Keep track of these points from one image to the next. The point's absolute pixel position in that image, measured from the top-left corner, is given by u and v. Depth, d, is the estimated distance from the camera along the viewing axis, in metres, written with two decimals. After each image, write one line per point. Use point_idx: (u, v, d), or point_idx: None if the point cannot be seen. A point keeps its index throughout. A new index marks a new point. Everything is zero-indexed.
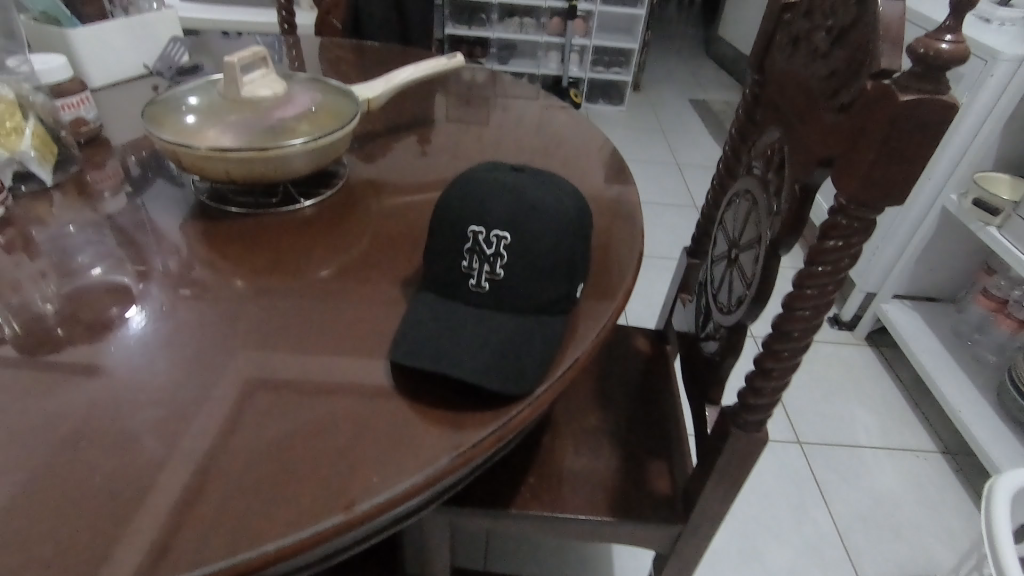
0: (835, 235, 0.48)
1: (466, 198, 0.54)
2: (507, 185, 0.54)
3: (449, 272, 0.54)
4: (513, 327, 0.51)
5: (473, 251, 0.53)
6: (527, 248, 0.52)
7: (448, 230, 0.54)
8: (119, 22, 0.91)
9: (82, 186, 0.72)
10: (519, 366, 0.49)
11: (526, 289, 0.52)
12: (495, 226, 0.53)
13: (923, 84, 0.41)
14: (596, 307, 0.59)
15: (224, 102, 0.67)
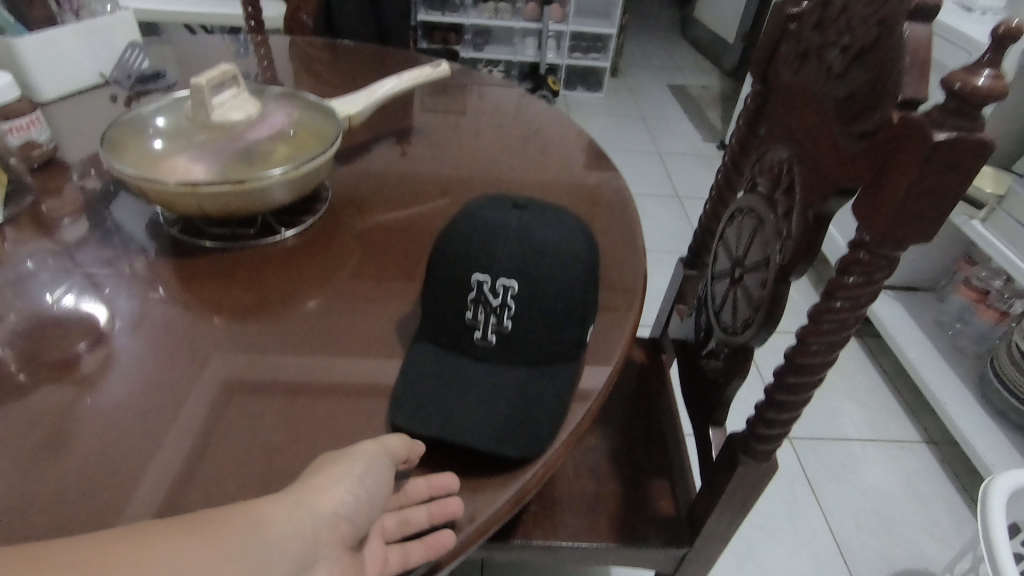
0: (855, 271, 0.46)
1: (468, 240, 0.51)
2: (513, 226, 0.51)
3: (452, 324, 0.50)
4: (523, 381, 0.49)
5: (479, 301, 0.49)
6: (536, 295, 0.49)
7: (449, 276, 0.51)
8: (71, 28, 0.83)
9: (38, 217, 0.66)
10: (532, 423, 0.47)
11: (537, 341, 0.49)
12: (501, 274, 0.49)
13: (959, 121, 0.38)
14: (603, 348, 0.56)
15: (194, 125, 0.62)
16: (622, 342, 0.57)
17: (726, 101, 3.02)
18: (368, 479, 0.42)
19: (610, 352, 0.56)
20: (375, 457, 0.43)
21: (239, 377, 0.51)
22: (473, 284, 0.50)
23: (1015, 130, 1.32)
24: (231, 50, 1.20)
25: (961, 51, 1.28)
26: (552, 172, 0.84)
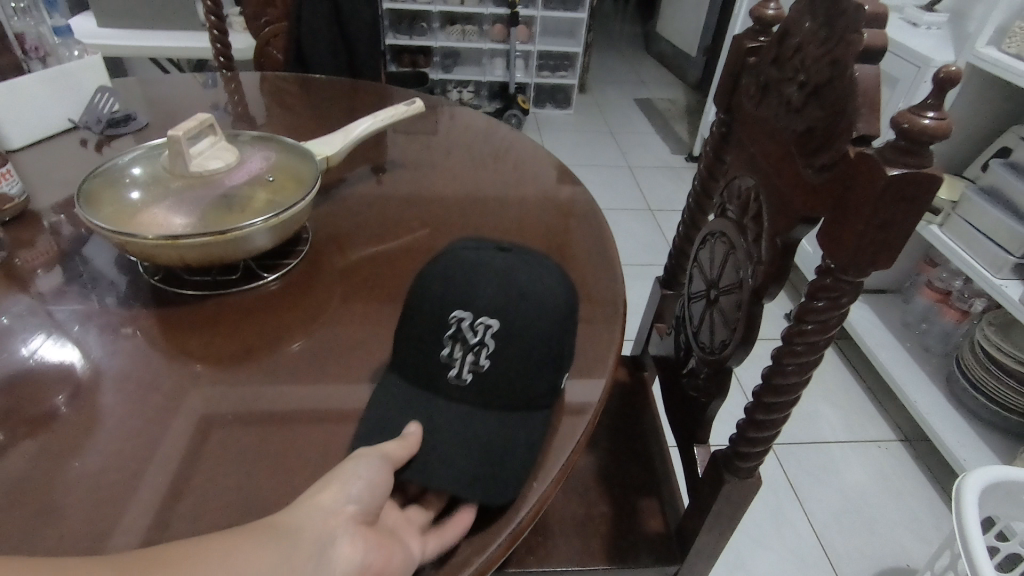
0: (824, 296, 0.49)
1: (449, 279, 0.50)
2: (500, 265, 0.50)
3: (428, 362, 0.50)
4: (493, 428, 0.48)
5: (456, 337, 0.48)
6: (516, 336, 0.48)
7: (427, 316, 0.50)
8: (38, 76, 0.83)
9: (12, 271, 0.65)
10: (498, 473, 0.46)
11: (510, 385, 0.49)
12: (482, 313, 0.48)
13: (909, 157, 0.41)
14: (586, 380, 0.57)
15: (172, 175, 0.63)
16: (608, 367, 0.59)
17: (691, 113, 3.09)
18: (370, 471, 0.42)
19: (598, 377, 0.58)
20: (368, 453, 0.43)
21: (216, 412, 0.52)
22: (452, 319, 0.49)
23: (963, 137, 1.39)
24: (200, 86, 1.19)
25: (910, 65, 1.34)
26: (527, 192, 0.86)
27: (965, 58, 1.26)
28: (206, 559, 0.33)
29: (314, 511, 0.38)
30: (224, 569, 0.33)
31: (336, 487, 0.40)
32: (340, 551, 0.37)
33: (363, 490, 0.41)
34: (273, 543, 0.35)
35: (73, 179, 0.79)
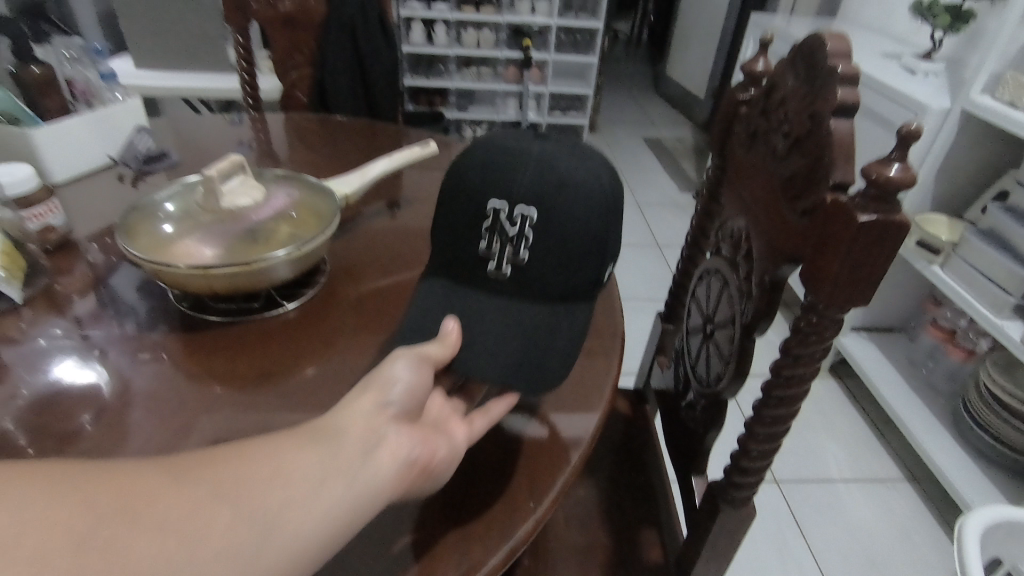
0: (807, 331, 0.52)
1: (487, 163, 0.57)
2: (536, 154, 0.56)
3: (470, 254, 0.57)
4: (533, 317, 0.55)
5: (495, 230, 0.56)
6: (549, 223, 0.54)
7: (469, 207, 0.57)
8: (84, 117, 0.90)
9: (52, 297, 0.69)
10: (538, 360, 0.53)
11: (548, 274, 0.55)
12: (517, 202, 0.55)
13: (879, 205, 0.44)
14: (575, 415, 0.59)
15: (203, 210, 0.68)
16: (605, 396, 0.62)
17: (699, 152, 3.16)
18: (407, 373, 0.44)
19: (593, 409, 0.60)
20: (405, 355, 0.46)
21: (231, 433, 0.55)
22: (491, 212, 0.56)
23: (963, 181, 1.42)
24: (229, 124, 1.27)
25: (908, 111, 1.39)
26: None
27: (960, 105, 1.30)
28: (254, 460, 0.36)
29: (355, 415, 0.41)
30: (274, 469, 0.35)
31: (375, 393, 0.43)
32: (382, 454, 0.39)
33: (402, 395, 0.43)
34: (317, 445, 0.38)
35: (110, 213, 0.84)
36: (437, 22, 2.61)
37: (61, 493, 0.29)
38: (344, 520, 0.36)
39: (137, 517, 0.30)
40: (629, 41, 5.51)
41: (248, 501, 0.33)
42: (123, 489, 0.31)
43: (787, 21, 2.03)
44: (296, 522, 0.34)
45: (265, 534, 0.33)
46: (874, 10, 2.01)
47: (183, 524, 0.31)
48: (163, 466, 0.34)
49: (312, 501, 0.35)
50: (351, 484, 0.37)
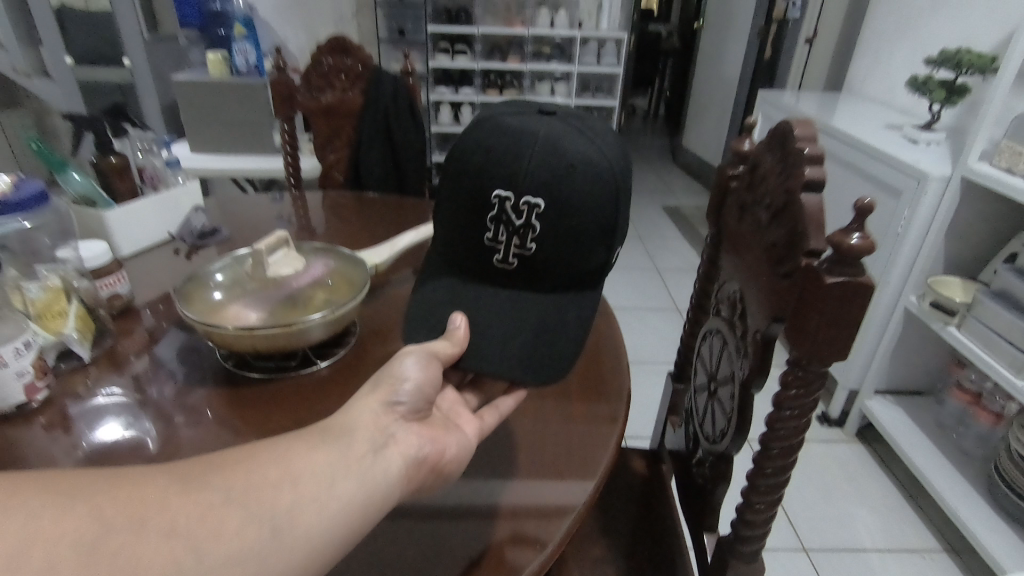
0: (795, 385, 0.56)
1: (491, 153, 0.65)
2: (538, 145, 0.64)
3: (478, 243, 0.66)
4: (541, 305, 0.65)
5: (501, 220, 0.64)
6: (554, 212, 0.63)
7: (475, 196, 0.65)
8: (150, 200, 1.02)
9: (113, 356, 0.77)
10: (550, 344, 0.63)
11: (554, 261, 0.64)
12: (524, 194, 0.63)
13: (843, 269, 0.50)
14: (573, 481, 0.62)
15: (250, 279, 0.76)
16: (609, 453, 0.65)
17: None
18: (414, 370, 0.55)
19: (593, 472, 0.63)
20: (415, 351, 0.56)
21: None
22: (497, 202, 0.64)
23: (973, 244, 1.45)
24: (273, 201, 1.39)
25: (908, 177, 1.44)
26: None
27: (960, 172, 1.35)
28: (271, 459, 0.43)
29: (362, 419, 0.50)
30: (289, 464, 0.43)
31: (384, 393, 0.53)
32: (389, 449, 0.49)
33: (410, 391, 0.54)
34: (324, 447, 0.46)
35: (167, 283, 0.93)
36: (464, 104, 2.81)
37: (74, 507, 0.34)
38: (351, 510, 0.43)
39: (147, 525, 0.35)
40: (646, 116, 5.78)
41: (258, 502, 0.40)
42: (137, 498, 0.37)
43: (793, 97, 2.14)
44: (308, 514, 0.41)
45: (278, 528, 0.40)
46: (876, 85, 2.12)
47: (199, 525, 0.37)
48: (170, 475, 0.39)
49: (321, 497, 0.42)
50: (357, 479, 0.45)
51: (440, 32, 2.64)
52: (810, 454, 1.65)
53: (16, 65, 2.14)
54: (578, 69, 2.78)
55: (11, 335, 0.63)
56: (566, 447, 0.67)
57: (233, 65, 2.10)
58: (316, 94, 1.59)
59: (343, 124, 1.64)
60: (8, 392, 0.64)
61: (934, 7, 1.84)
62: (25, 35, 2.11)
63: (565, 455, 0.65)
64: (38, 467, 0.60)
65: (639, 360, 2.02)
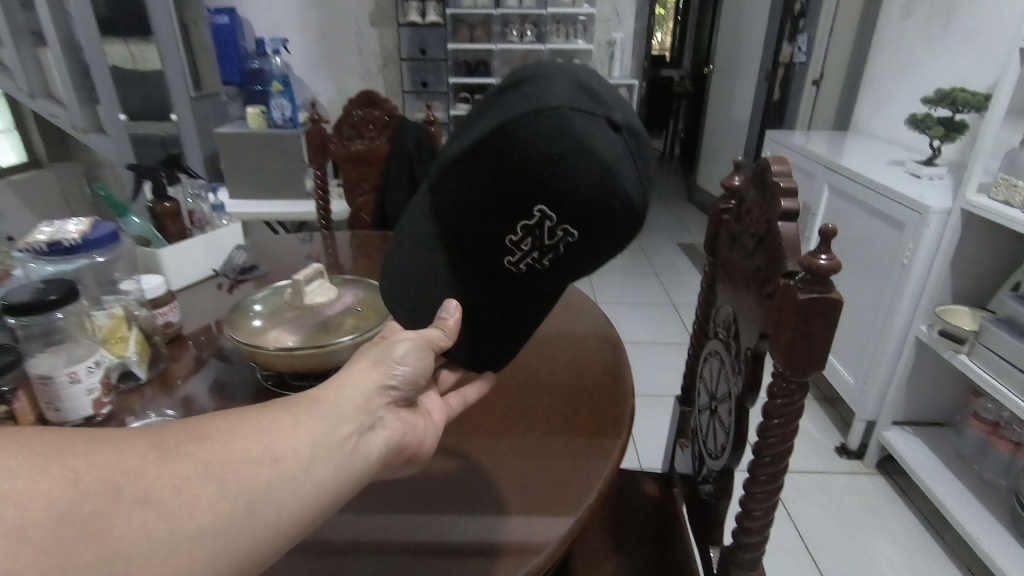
0: (781, 395, 0.62)
1: (554, 155, 0.50)
2: (604, 161, 0.51)
3: (493, 242, 0.55)
4: (533, 321, 0.61)
5: (530, 233, 0.54)
6: (587, 242, 0.54)
7: (511, 193, 0.52)
8: (198, 239, 1.13)
9: (165, 378, 0.84)
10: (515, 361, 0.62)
11: (551, 287, 0.59)
12: (563, 220, 0.52)
13: (814, 287, 0.56)
14: (550, 517, 0.62)
15: (288, 307, 0.85)
16: (605, 475, 0.69)
17: None
18: (408, 357, 0.56)
19: (577, 508, 0.64)
20: (408, 339, 0.56)
21: None
22: (535, 216, 0.53)
23: (980, 274, 1.48)
24: (304, 241, 1.50)
25: (911, 210, 1.50)
26: (586, 329, 1.06)
27: (959, 205, 1.40)
28: (252, 433, 0.43)
29: (350, 399, 0.51)
30: (271, 439, 0.43)
31: (376, 377, 0.54)
32: (373, 432, 0.51)
33: (403, 377, 0.55)
34: (309, 424, 0.46)
35: (211, 315, 1.03)
36: None
37: (48, 470, 0.33)
38: (323, 491, 0.45)
39: (123, 493, 0.35)
40: (661, 157, 5.90)
41: (235, 479, 0.40)
42: (115, 464, 0.36)
43: (802, 137, 2.21)
44: (283, 492, 0.42)
45: (252, 504, 0.40)
46: (881, 124, 2.18)
47: (175, 497, 0.37)
48: (150, 442, 0.39)
49: (298, 476, 0.43)
50: (335, 462, 0.46)
51: (463, 83, 2.75)
52: (830, 487, 1.64)
53: (76, 124, 2.34)
54: None
55: (83, 356, 0.72)
56: (552, 484, 0.67)
57: (271, 118, 2.27)
58: (347, 143, 1.74)
59: (371, 171, 1.76)
60: (77, 407, 0.71)
61: (931, 50, 1.92)
62: (85, 96, 2.30)
63: (551, 494, 0.66)
64: None
65: (656, 393, 2.05)
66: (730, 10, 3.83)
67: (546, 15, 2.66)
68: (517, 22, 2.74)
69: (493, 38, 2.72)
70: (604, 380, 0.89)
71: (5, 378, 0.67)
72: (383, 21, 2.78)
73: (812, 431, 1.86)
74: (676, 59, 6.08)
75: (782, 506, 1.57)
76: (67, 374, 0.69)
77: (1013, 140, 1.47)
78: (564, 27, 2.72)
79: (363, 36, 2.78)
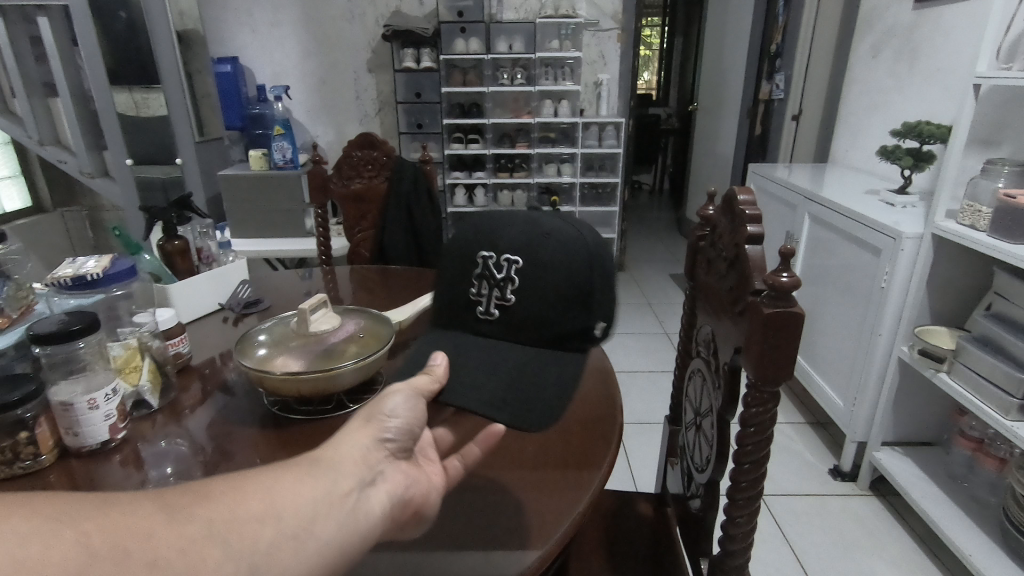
0: (754, 403, 0.67)
1: (488, 231, 0.80)
2: (522, 225, 0.78)
3: (470, 296, 0.79)
4: (524, 353, 0.75)
5: (489, 280, 0.77)
6: (534, 274, 0.75)
7: (472, 260, 0.80)
8: (206, 275, 1.19)
9: (174, 407, 0.89)
10: (522, 393, 0.72)
11: (528, 314, 0.75)
12: (506, 256, 0.77)
13: (778, 303, 0.61)
14: (516, 550, 0.63)
15: (294, 334, 0.90)
16: (581, 505, 0.70)
17: None
18: (399, 410, 0.56)
19: (543, 542, 0.64)
20: (401, 390, 0.59)
21: None
22: (486, 263, 0.78)
23: (956, 296, 1.55)
24: (305, 276, 1.56)
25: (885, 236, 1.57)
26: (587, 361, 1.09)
27: (930, 230, 1.47)
28: (255, 491, 0.42)
29: (351, 455, 0.50)
30: (275, 493, 0.43)
31: (373, 430, 0.54)
32: (375, 487, 0.50)
33: (397, 429, 0.56)
34: (310, 481, 0.45)
35: (219, 346, 1.08)
36: (477, 187, 3.00)
37: (59, 535, 0.33)
38: (327, 552, 0.43)
39: (131, 556, 0.34)
40: (652, 191, 6.04)
41: (238, 540, 0.38)
42: (121, 526, 0.35)
43: (784, 170, 2.30)
44: (286, 554, 0.40)
45: (256, 568, 0.38)
46: (858, 156, 2.29)
47: (180, 561, 0.35)
48: (155, 503, 0.38)
49: (300, 536, 0.41)
50: (339, 519, 0.45)
51: (455, 123, 2.86)
52: (826, 509, 1.66)
53: (84, 169, 2.43)
54: (581, 151, 2.98)
55: (101, 383, 0.76)
56: (519, 522, 0.67)
57: (272, 161, 2.36)
58: (347, 182, 1.82)
59: (370, 209, 1.84)
60: (95, 432, 0.76)
61: (897, 86, 2.04)
62: (92, 144, 2.40)
63: (514, 528, 0.66)
64: None
65: (651, 421, 2.07)
66: (711, 52, 4.01)
67: (535, 59, 2.79)
68: (508, 66, 2.86)
69: (485, 81, 2.84)
70: (599, 417, 0.89)
71: (30, 405, 0.71)
72: (380, 68, 2.91)
73: (806, 455, 1.89)
74: (663, 98, 6.30)
75: (778, 529, 1.58)
76: (87, 401, 0.74)
77: (975, 169, 1.56)
78: (552, 69, 2.85)
79: (361, 83, 2.92)
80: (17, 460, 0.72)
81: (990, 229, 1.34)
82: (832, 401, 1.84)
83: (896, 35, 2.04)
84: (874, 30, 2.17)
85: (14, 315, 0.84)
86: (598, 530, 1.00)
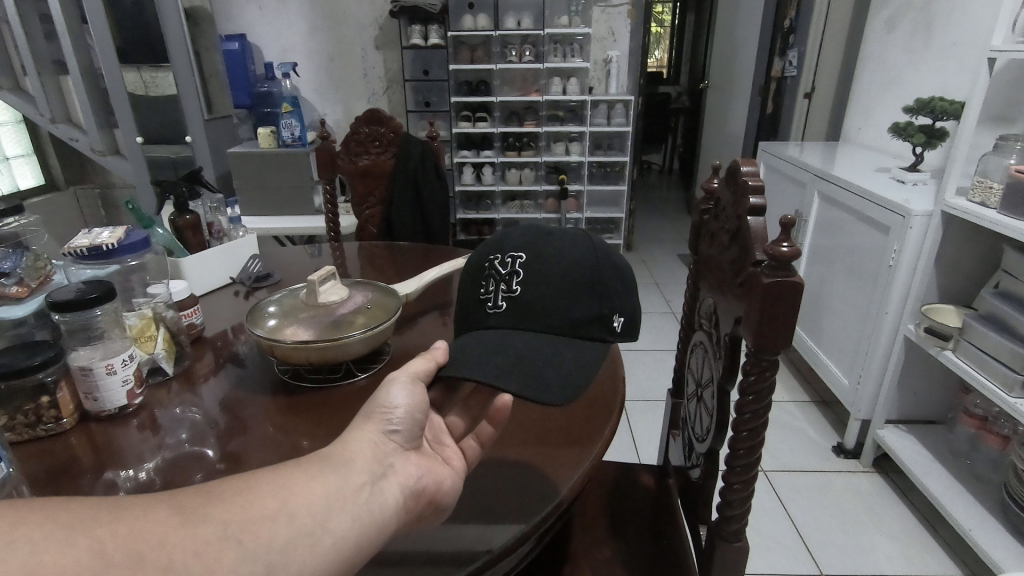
0: (754, 370, 0.68)
1: (489, 239, 0.72)
2: (524, 231, 0.72)
3: (474, 300, 0.68)
4: (539, 338, 0.63)
5: (492, 276, 0.68)
6: (542, 264, 0.67)
7: (473, 268, 0.70)
8: (218, 249, 1.22)
9: (188, 377, 0.91)
10: (538, 373, 0.59)
11: (540, 301, 0.65)
12: (511, 254, 0.68)
13: (780, 272, 0.62)
14: (506, 525, 0.64)
15: (303, 305, 0.92)
16: (572, 479, 0.71)
17: None
18: (403, 398, 0.55)
19: (530, 516, 0.65)
20: (400, 378, 0.56)
21: None
22: (491, 263, 0.69)
23: (966, 275, 1.54)
24: (312, 250, 1.58)
25: (891, 213, 1.57)
26: None
27: (940, 208, 1.47)
28: (266, 491, 0.41)
29: (360, 450, 0.49)
30: (286, 490, 0.41)
31: (377, 423, 0.53)
32: (387, 480, 0.48)
33: (402, 418, 0.54)
34: (322, 478, 0.44)
35: (232, 319, 1.10)
36: (485, 165, 3.01)
37: (72, 541, 0.32)
38: (345, 546, 0.42)
39: (146, 561, 0.33)
40: (661, 172, 5.99)
41: (253, 539, 0.37)
42: (135, 531, 0.34)
43: (796, 148, 2.28)
44: (302, 552, 0.39)
45: (273, 566, 0.38)
46: (870, 133, 2.26)
47: (195, 562, 0.34)
48: (171, 505, 0.37)
49: (315, 533, 0.40)
50: (353, 513, 0.43)
51: (462, 101, 2.85)
52: (828, 484, 1.68)
53: (95, 147, 2.45)
54: (590, 129, 2.95)
55: (118, 350, 0.79)
56: (514, 493, 0.69)
57: (281, 138, 2.36)
58: (355, 159, 1.82)
59: (377, 185, 1.85)
60: (113, 397, 0.79)
61: (912, 63, 2.00)
62: (103, 121, 2.41)
63: (506, 503, 0.68)
64: (129, 460, 0.72)
65: (656, 398, 2.09)
66: (724, 29, 3.94)
67: (545, 35, 2.75)
68: (517, 43, 2.82)
69: (493, 58, 2.81)
70: (601, 395, 0.89)
71: (51, 370, 0.74)
72: (387, 45, 2.89)
73: (810, 433, 1.90)
74: (673, 77, 6.20)
75: (779, 504, 1.61)
76: (104, 367, 0.77)
77: (988, 145, 1.53)
78: (561, 46, 2.82)
79: (369, 60, 2.92)
80: (39, 423, 0.75)
81: (1001, 207, 1.33)
82: (837, 378, 1.84)
83: (912, 11, 2.00)
84: (889, 5, 2.12)
85: (33, 285, 0.87)
86: (600, 500, 1.02)
